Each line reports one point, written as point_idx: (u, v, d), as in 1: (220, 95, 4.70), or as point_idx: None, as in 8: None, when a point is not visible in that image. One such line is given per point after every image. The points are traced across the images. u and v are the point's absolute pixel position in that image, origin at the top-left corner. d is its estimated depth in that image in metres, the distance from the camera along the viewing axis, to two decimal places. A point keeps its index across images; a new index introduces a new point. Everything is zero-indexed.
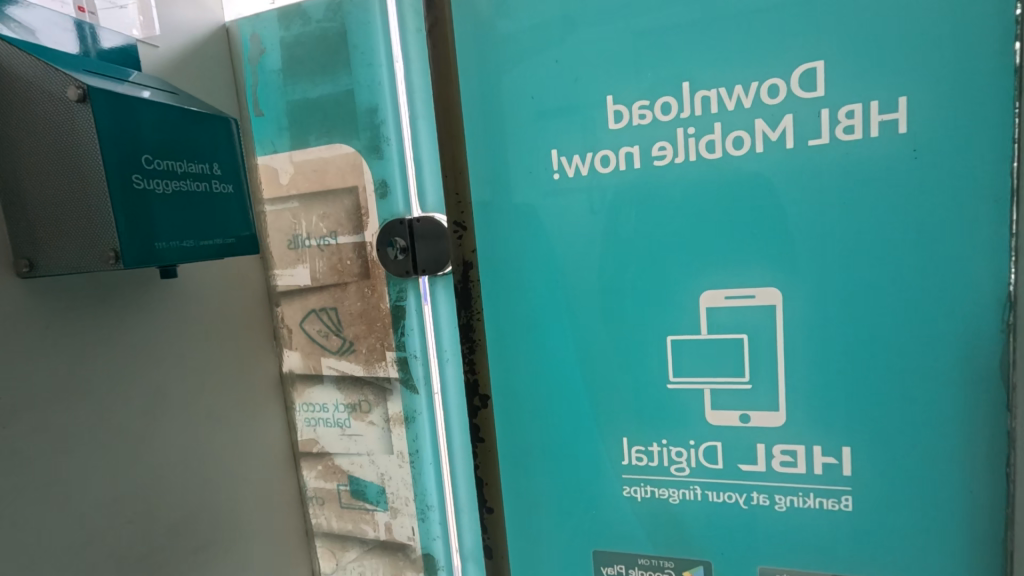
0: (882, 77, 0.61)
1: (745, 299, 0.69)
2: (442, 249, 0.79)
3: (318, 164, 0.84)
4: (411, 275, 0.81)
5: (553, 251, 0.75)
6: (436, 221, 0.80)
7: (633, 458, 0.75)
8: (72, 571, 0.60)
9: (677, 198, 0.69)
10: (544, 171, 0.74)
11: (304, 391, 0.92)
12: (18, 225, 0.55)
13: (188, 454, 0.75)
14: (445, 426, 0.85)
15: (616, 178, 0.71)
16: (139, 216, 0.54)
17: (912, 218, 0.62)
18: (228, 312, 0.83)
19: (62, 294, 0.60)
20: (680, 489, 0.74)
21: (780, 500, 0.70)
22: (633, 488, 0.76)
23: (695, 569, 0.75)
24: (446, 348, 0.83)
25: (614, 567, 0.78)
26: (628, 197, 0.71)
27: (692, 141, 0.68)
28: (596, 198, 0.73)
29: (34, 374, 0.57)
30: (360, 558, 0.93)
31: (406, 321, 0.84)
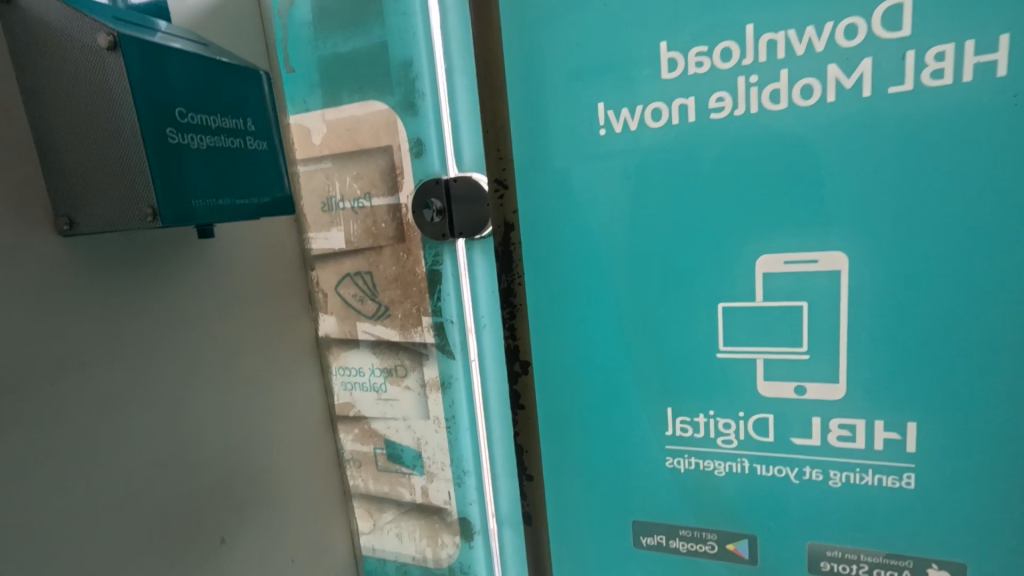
0: (980, 13, 0.54)
1: (806, 264, 0.64)
2: (480, 211, 0.76)
3: (351, 123, 0.81)
4: (448, 239, 0.79)
5: (597, 212, 0.71)
6: (473, 181, 0.76)
7: (677, 429, 0.73)
8: (121, 524, 0.62)
9: (735, 155, 0.64)
10: (589, 126, 0.69)
11: (341, 355, 0.92)
12: (54, 182, 0.54)
13: (228, 415, 0.75)
14: (482, 393, 0.84)
15: (667, 134, 0.66)
16: (174, 171, 0.52)
17: (1004, 175, 0.56)
18: (264, 275, 0.82)
19: (103, 253, 0.60)
20: (726, 461, 0.71)
21: (834, 476, 0.67)
22: (677, 460, 0.74)
23: (740, 542, 0.73)
24: (483, 314, 0.81)
25: (654, 537, 0.77)
26: (680, 154, 0.66)
27: (754, 91, 0.62)
28: (642, 157, 0.68)
29: (77, 334, 0.58)
30: (396, 520, 0.95)
31: (442, 286, 0.82)
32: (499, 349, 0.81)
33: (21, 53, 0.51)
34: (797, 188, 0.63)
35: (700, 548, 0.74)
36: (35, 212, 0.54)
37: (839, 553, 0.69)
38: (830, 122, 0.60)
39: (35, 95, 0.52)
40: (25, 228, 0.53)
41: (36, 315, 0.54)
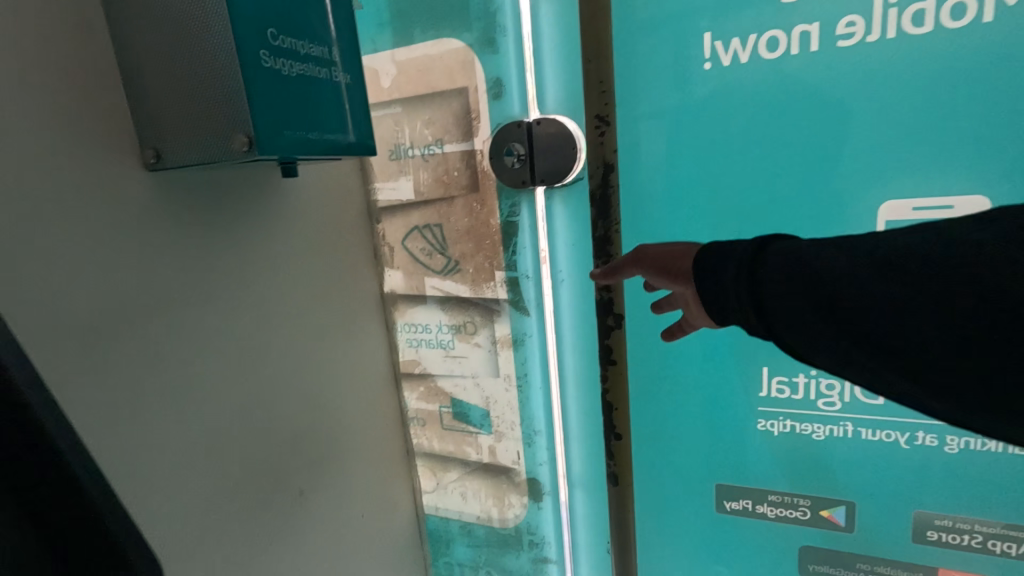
0: None
1: (939, 210, 0.59)
2: (566, 157, 0.72)
3: (424, 63, 0.76)
4: (529, 187, 0.74)
5: (699, 155, 0.67)
6: (559, 124, 0.72)
7: (772, 390, 0.69)
8: (204, 471, 0.61)
9: (865, 88, 0.59)
10: (694, 60, 0.64)
11: (407, 311, 0.89)
12: (139, 113, 0.51)
13: (303, 368, 0.73)
14: (558, 350, 0.80)
15: (784, 68, 0.61)
16: (266, 98, 0.48)
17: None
18: (334, 225, 0.79)
19: (184, 193, 0.57)
20: (828, 424, 0.67)
21: (951, 442, 0.63)
22: (771, 422, 0.70)
23: (836, 510, 0.71)
24: (562, 267, 0.77)
25: (740, 502, 0.75)
26: (799, 88, 0.61)
27: (894, 13, 0.56)
28: (748, 95, 0.63)
29: (159, 277, 0.55)
30: (461, 479, 0.93)
31: (519, 238, 0.78)
32: (579, 305, 0.78)
33: None
34: (931, 126, 0.57)
35: (791, 513, 0.73)
36: (121, 144, 0.51)
37: (948, 522, 0.65)
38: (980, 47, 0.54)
39: (120, 15, 0.49)
40: (113, 161, 0.51)
41: (121, 253, 0.52)
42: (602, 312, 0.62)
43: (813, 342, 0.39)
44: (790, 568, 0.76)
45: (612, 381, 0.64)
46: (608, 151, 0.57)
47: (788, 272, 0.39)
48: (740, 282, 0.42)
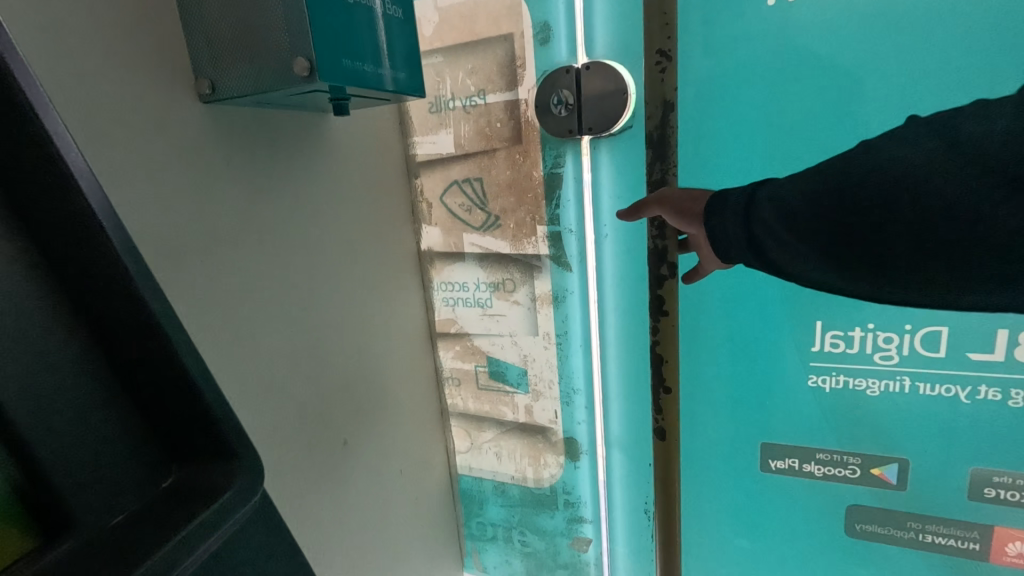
0: None
1: None
2: (613, 105, 0.70)
3: (468, 9, 0.74)
4: (573, 135, 0.73)
5: (762, 99, 0.66)
6: (610, 70, 0.69)
7: (825, 345, 0.68)
8: (261, 412, 0.60)
9: (944, 20, 0.57)
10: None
11: (443, 269, 0.88)
12: (195, 41, 0.50)
13: (347, 319, 0.73)
14: (600, 306, 0.79)
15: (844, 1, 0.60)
16: (327, 24, 0.47)
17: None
18: (374, 177, 0.78)
19: (235, 129, 0.56)
20: (883, 379, 0.66)
21: (1016, 396, 0.61)
22: (822, 378, 0.70)
23: (888, 468, 0.69)
24: (607, 221, 0.76)
25: (785, 461, 0.75)
26: (872, 23, 0.59)
27: None
28: (807, 30, 0.62)
29: (215, 213, 0.55)
30: (497, 439, 0.93)
31: (562, 191, 0.76)
32: (622, 259, 0.76)
33: None
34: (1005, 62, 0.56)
35: (839, 472, 0.72)
36: (178, 73, 0.50)
37: (1008, 479, 0.64)
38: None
39: None
40: (171, 89, 0.50)
41: (181, 185, 0.51)
42: (653, 261, 0.52)
43: (794, 262, 0.44)
44: (836, 527, 0.75)
45: (664, 334, 0.53)
46: (668, 90, 0.49)
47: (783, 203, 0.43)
48: (734, 221, 0.47)
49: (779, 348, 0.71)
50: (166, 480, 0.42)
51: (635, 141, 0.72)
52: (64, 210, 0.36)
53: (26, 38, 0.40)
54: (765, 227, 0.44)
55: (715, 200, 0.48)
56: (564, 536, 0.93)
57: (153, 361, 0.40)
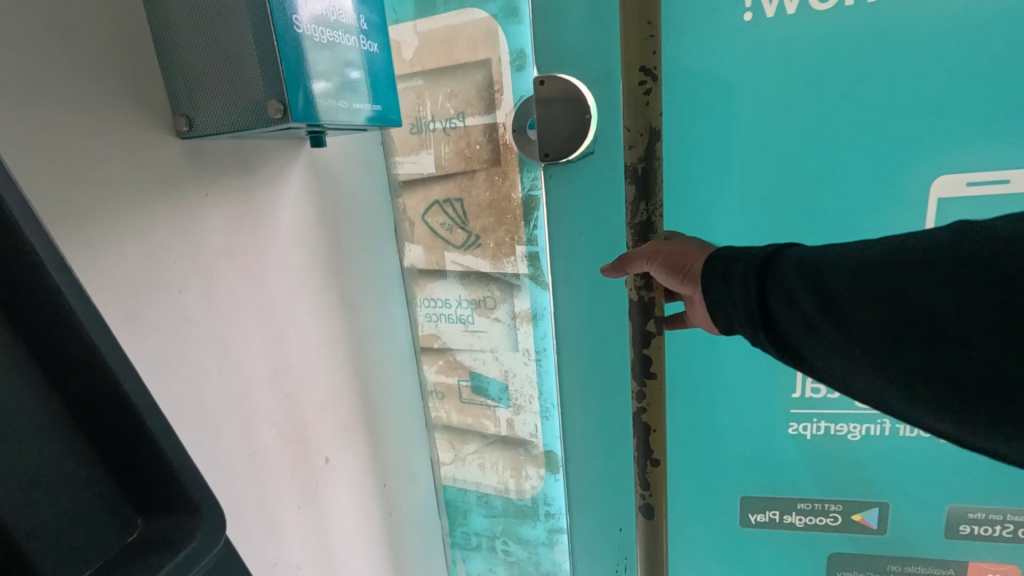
0: None
1: (995, 185, 0.64)
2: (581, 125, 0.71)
3: (447, 35, 0.75)
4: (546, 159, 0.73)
5: (742, 113, 0.69)
6: (572, 90, 0.70)
7: (806, 390, 0.72)
8: (247, 435, 0.62)
9: (913, 52, 0.62)
10: (734, 9, 0.66)
11: (426, 286, 0.90)
12: (172, 79, 0.51)
13: (331, 338, 0.75)
14: (576, 324, 0.81)
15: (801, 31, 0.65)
16: (303, 66, 0.49)
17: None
18: (356, 198, 0.79)
19: (213, 160, 0.57)
20: (865, 423, 0.71)
21: None
22: (802, 426, 0.74)
23: (868, 513, 0.75)
24: (580, 242, 0.78)
25: (767, 513, 0.79)
26: (850, 42, 0.64)
27: None
28: (766, 72, 0.67)
29: (193, 244, 0.56)
30: (480, 451, 0.95)
31: (538, 214, 0.79)
32: (596, 279, 0.78)
33: None
34: (952, 98, 0.62)
35: (822, 520, 0.77)
36: (156, 110, 0.51)
37: (982, 513, 0.71)
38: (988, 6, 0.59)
39: None
40: (150, 126, 0.51)
41: (158, 217, 0.52)
42: (638, 315, 0.54)
43: (804, 335, 0.43)
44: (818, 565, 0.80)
45: (651, 398, 0.55)
46: (652, 117, 0.50)
47: (794, 270, 0.43)
48: (746, 285, 0.45)
49: (761, 383, 0.74)
50: (131, 534, 0.41)
51: (599, 166, 0.74)
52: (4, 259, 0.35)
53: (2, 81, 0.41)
54: (781, 289, 0.43)
55: (729, 262, 0.47)
56: (546, 545, 0.96)
57: (111, 409, 0.39)
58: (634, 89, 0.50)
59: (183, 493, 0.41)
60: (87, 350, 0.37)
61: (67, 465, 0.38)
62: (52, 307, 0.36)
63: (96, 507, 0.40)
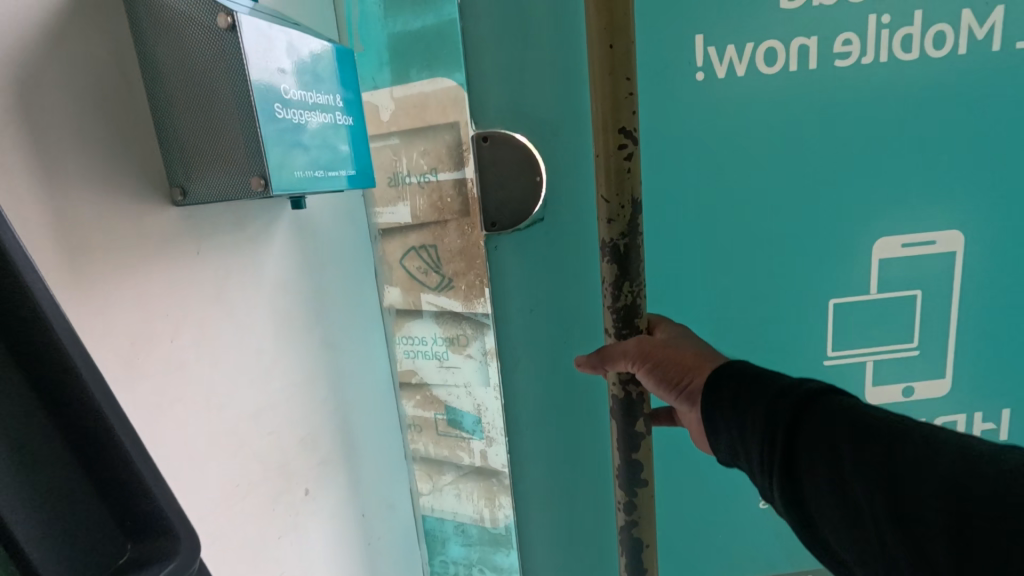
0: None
1: (925, 244, 0.84)
2: (530, 187, 0.79)
3: (419, 100, 0.84)
4: (489, 219, 0.79)
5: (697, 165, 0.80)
6: (519, 152, 0.78)
7: None
8: (230, 468, 0.67)
9: (827, 118, 0.79)
10: (689, 67, 0.76)
11: (403, 325, 0.96)
12: (170, 153, 0.58)
13: (313, 376, 0.81)
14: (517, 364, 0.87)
15: (747, 91, 0.78)
16: (283, 146, 0.58)
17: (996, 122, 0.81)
18: (337, 245, 0.86)
19: (204, 221, 0.64)
20: None
21: None
22: None
23: None
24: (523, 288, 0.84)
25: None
26: (784, 105, 0.79)
27: (881, 38, 0.76)
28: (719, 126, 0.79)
29: (185, 297, 0.62)
30: (455, 481, 1.00)
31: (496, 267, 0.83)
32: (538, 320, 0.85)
33: (140, 27, 0.55)
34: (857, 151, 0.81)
35: None
36: (154, 181, 0.58)
37: None
38: (878, 80, 0.78)
39: (153, 70, 0.56)
40: (147, 195, 0.57)
41: (156, 276, 0.59)
42: (623, 413, 0.64)
43: (813, 461, 0.50)
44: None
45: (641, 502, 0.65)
46: (628, 182, 0.58)
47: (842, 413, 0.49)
48: (785, 408, 0.52)
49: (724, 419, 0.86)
50: (121, 555, 0.47)
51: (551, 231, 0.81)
52: (15, 316, 0.41)
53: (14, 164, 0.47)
54: (822, 419, 0.50)
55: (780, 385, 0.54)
56: None
57: (102, 447, 0.45)
58: (615, 150, 0.57)
59: (163, 518, 0.47)
60: (82, 395, 0.43)
61: (63, 497, 0.44)
62: (51, 356, 0.42)
63: (90, 533, 0.45)
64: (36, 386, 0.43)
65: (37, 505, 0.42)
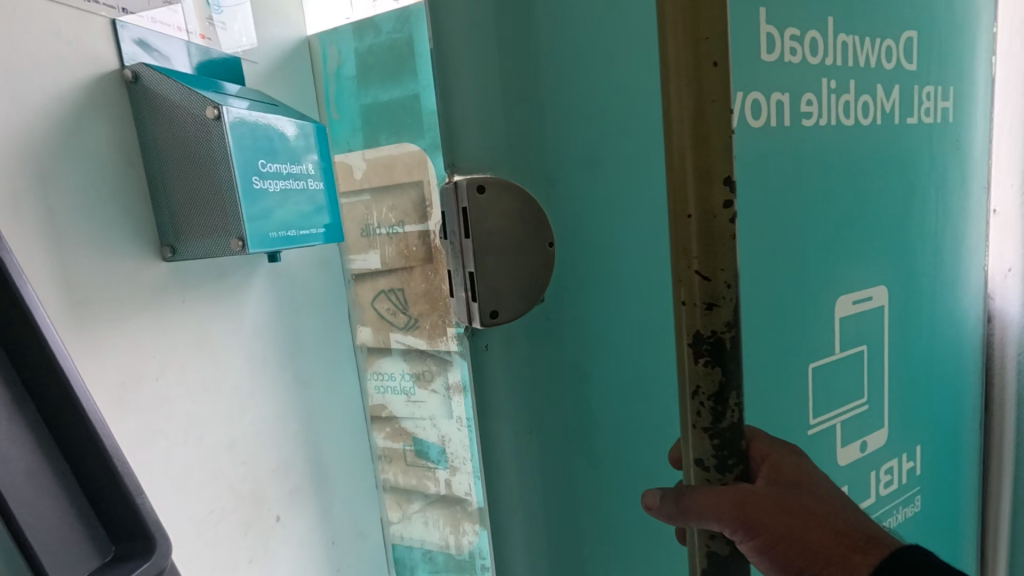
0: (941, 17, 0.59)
1: None
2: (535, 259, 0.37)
3: (388, 161, 0.95)
4: (483, 308, 0.35)
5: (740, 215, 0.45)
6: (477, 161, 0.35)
7: None
8: (203, 495, 0.74)
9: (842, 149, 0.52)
10: None
11: (375, 361, 1.05)
12: (162, 218, 0.68)
13: (285, 410, 0.88)
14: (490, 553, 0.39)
15: (770, 97, 0.46)
16: (260, 211, 0.67)
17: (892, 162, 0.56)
18: (313, 291, 0.96)
19: (191, 273, 0.73)
20: None
21: None
22: None
23: None
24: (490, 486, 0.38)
25: None
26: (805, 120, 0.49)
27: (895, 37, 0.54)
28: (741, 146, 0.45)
29: (170, 340, 0.70)
30: (423, 510, 1.05)
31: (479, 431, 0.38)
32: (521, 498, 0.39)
33: (140, 115, 0.66)
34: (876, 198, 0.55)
35: None
36: (148, 241, 0.67)
37: None
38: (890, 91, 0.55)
39: (150, 149, 0.66)
40: (141, 253, 0.67)
41: (145, 324, 0.67)
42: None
43: None
44: None
45: None
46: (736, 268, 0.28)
47: None
48: None
49: None
50: (107, 555, 0.50)
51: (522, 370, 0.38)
52: (30, 341, 0.48)
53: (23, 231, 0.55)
54: None
55: None
56: None
57: (92, 456, 0.50)
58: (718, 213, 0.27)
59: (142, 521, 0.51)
60: (75, 407, 0.49)
61: (58, 499, 0.48)
62: (50, 384, 0.49)
63: (84, 533, 0.49)
64: (40, 402, 0.49)
65: (46, 503, 0.47)
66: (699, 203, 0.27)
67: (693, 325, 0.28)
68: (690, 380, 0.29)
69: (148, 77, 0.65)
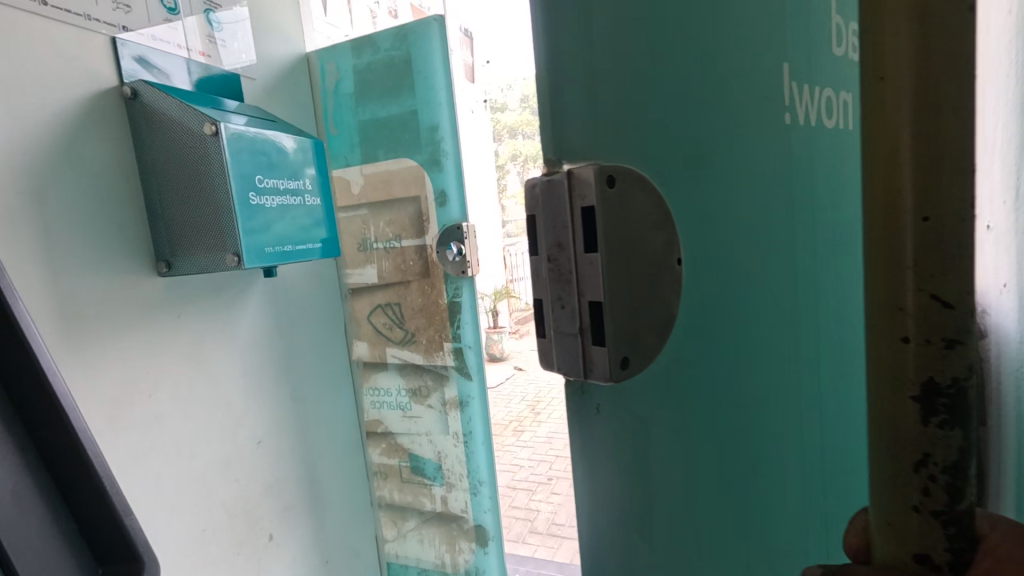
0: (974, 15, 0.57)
1: None
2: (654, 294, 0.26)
3: (386, 177, 0.95)
4: (614, 353, 0.24)
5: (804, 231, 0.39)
6: (590, 128, 0.24)
7: None
8: (196, 513, 0.73)
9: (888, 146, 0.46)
10: None
11: (371, 377, 1.04)
12: (158, 233, 0.68)
13: (279, 426, 0.87)
14: None
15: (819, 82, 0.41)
16: (256, 227, 0.67)
17: None
18: (308, 305, 0.95)
19: (186, 289, 0.73)
20: None
21: None
22: None
23: None
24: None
25: None
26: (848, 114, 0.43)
27: None
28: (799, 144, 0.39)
29: (163, 356, 0.70)
30: (419, 527, 1.04)
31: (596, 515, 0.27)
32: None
33: (139, 131, 0.66)
34: None
35: None
36: (144, 257, 0.67)
37: None
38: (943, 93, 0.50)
39: (148, 166, 0.67)
40: (136, 268, 0.66)
41: (139, 338, 0.67)
42: None
43: None
44: None
45: None
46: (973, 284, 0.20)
47: None
48: None
49: None
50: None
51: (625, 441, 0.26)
52: (16, 354, 0.47)
53: (17, 247, 0.55)
54: None
55: None
56: None
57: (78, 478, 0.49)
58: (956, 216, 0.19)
59: (127, 544, 0.50)
60: (59, 424, 0.48)
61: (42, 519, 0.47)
62: (37, 399, 0.48)
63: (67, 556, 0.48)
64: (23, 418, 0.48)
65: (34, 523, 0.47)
66: (922, 197, 0.19)
67: (901, 374, 0.21)
68: (912, 446, 0.21)
69: (148, 94, 0.65)
